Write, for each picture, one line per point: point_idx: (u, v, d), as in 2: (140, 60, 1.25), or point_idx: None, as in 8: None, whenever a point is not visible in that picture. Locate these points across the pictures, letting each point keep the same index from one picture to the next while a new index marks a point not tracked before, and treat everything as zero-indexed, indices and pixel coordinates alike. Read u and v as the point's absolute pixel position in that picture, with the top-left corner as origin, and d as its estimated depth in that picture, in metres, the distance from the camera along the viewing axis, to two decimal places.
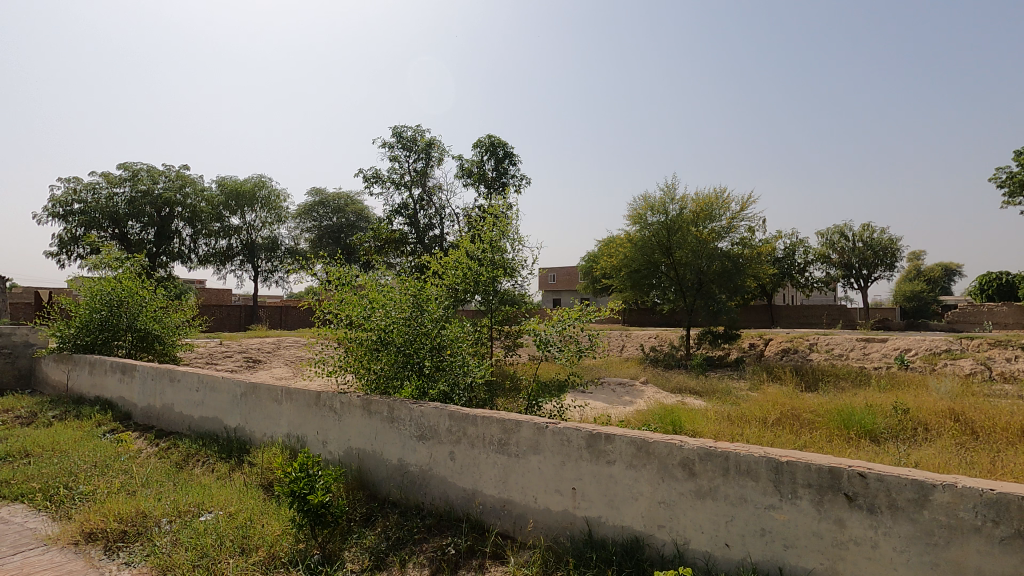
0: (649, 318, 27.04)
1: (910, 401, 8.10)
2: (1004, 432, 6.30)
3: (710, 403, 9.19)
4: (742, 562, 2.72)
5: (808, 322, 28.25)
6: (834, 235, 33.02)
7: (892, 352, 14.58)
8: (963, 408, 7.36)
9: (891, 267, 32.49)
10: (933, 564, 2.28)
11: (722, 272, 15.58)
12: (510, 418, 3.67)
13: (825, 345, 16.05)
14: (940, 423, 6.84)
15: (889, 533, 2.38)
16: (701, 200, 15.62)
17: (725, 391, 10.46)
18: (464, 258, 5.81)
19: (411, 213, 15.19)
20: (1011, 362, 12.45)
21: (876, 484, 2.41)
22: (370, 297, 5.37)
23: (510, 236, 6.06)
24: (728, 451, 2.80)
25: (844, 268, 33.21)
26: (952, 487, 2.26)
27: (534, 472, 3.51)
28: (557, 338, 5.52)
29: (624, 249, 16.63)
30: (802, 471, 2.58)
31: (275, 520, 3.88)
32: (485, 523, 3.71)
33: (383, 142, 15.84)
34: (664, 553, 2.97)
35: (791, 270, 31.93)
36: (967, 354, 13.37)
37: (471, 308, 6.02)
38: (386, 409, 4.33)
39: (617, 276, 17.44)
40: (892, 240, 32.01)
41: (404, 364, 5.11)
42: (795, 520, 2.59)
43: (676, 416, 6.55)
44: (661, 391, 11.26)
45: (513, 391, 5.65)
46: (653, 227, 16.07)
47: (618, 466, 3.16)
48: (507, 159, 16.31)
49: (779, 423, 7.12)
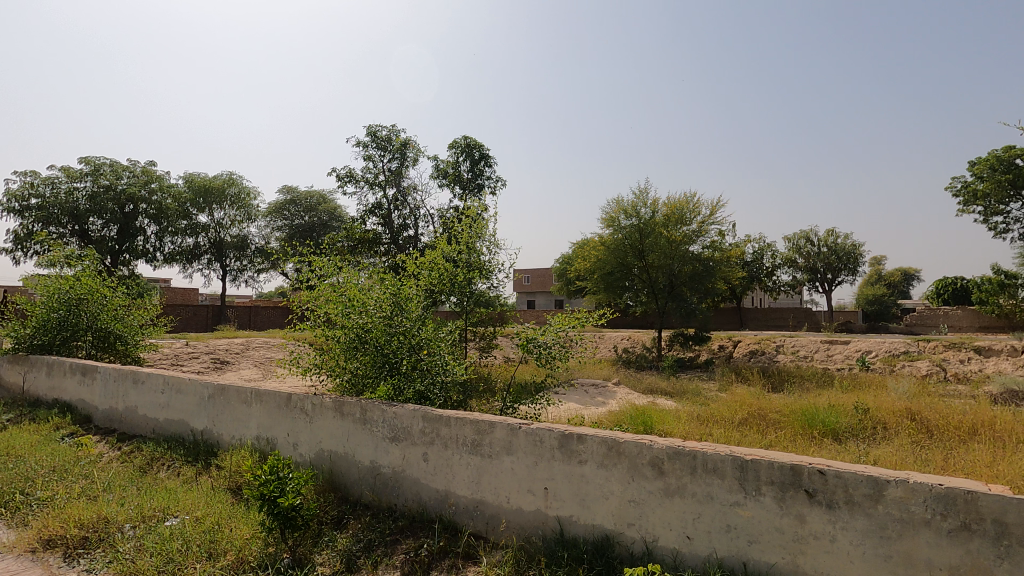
0: (623, 320, 27.41)
1: (869, 401, 8.44)
2: (957, 430, 6.62)
3: (681, 404, 9.36)
4: (707, 557, 2.81)
5: (774, 322, 29.02)
6: (799, 240, 34.05)
7: (853, 353, 15.15)
8: (919, 407, 7.69)
9: (854, 271, 33.54)
10: (886, 556, 2.39)
11: (694, 275, 15.89)
12: (484, 419, 3.70)
13: (791, 346, 16.55)
14: (898, 421, 7.14)
15: (846, 527, 2.48)
16: (673, 204, 15.89)
17: (695, 392, 10.67)
18: (441, 259, 5.81)
19: (385, 213, 15.09)
20: (964, 364, 13.04)
21: (835, 480, 2.51)
22: (349, 294, 5.28)
23: (486, 238, 6.13)
24: (695, 449, 2.89)
25: (809, 272, 34.11)
26: (904, 483, 2.37)
27: (506, 472, 3.55)
28: (546, 342, 5.60)
29: (597, 251, 16.75)
30: (766, 468, 2.67)
31: (244, 523, 3.82)
32: (457, 524, 3.72)
33: (357, 141, 15.73)
34: (633, 551, 3.04)
35: (759, 273, 32.71)
36: (924, 355, 13.93)
37: (446, 310, 6.02)
38: (359, 410, 4.31)
39: (591, 279, 17.64)
40: (854, 244, 33.12)
41: (382, 363, 5.09)
42: (758, 516, 2.68)
43: (647, 417, 6.68)
44: (633, 391, 11.44)
45: (488, 392, 5.73)
46: (626, 230, 16.23)
47: (590, 465, 3.22)
48: (482, 161, 16.36)
49: (746, 422, 7.33)
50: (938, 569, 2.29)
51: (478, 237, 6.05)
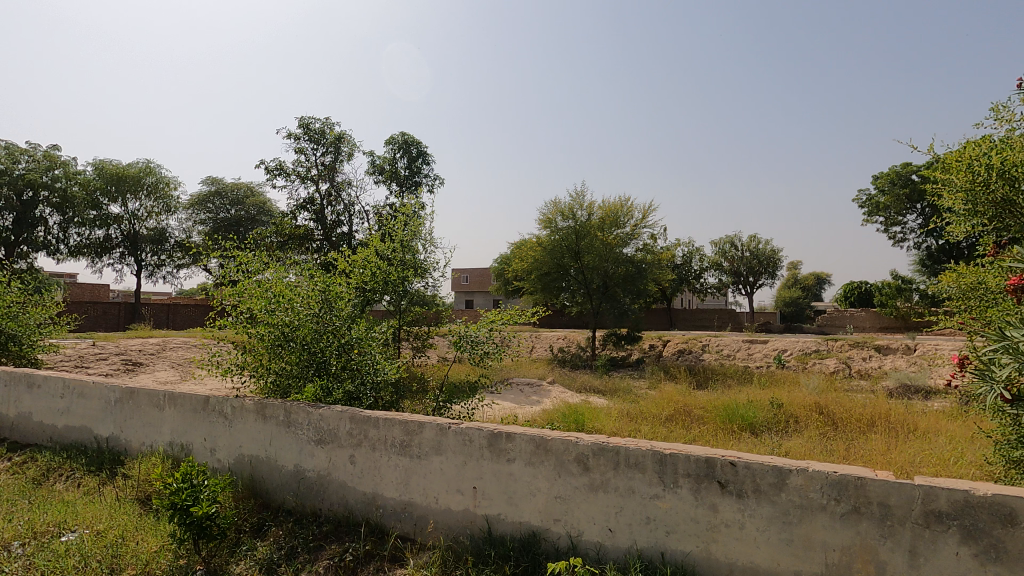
0: (559, 320, 27.88)
1: (783, 397, 9.02)
2: (857, 422, 7.20)
3: (613, 402, 9.65)
4: (629, 549, 2.91)
5: (701, 322, 30.44)
6: (725, 245, 35.91)
7: (771, 352, 16.15)
8: (826, 401, 8.31)
9: (773, 274, 35.72)
10: (788, 540, 2.57)
11: (627, 276, 16.39)
12: (413, 419, 3.66)
13: (715, 346, 17.43)
14: (807, 415, 7.69)
15: (754, 515, 2.64)
16: (608, 207, 16.32)
17: (626, 390, 11.02)
18: (374, 257, 5.66)
19: (318, 208, 14.58)
20: (866, 361, 14.20)
21: (744, 471, 2.67)
22: (274, 290, 5.05)
23: (422, 237, 6.06)
24: (618, 445, 2.98)
25: (733, 275, 36.03)
26: (804, 471, 2.55)
27: (435, 472, 3.52)
28: (480, 341, 5.60)
29: (535, 252, 16.94)
30: (683, 462, 2.80)
31: (152, 536, 3.58)
32: (384, 527, 3.66)
33: (288, 133, 15.11)
34: (559, 546, 3.10)
35: (688, 276, 34.20)
36: (832, 353, 15.05)
37: (380, 309, 5.90)
38: (283, 413, 4.14)
39: (528, 279, 17.82)
40: (774, 250, 35.28)
41: (309, 363, 4.93)
42: (675, 507, 2.81)
43: (579, 414, 6.83)
44: (567, 390, 11.66)
45: (421, 392, 5.67)
46: (563, 231, 16.51)
47: (518, 463, 3.25)
48: (420, 159, 16.14)
49: (672, 418, 7.65)
50: (832, 549, 2.48)
51: (414, 236, 5.95)
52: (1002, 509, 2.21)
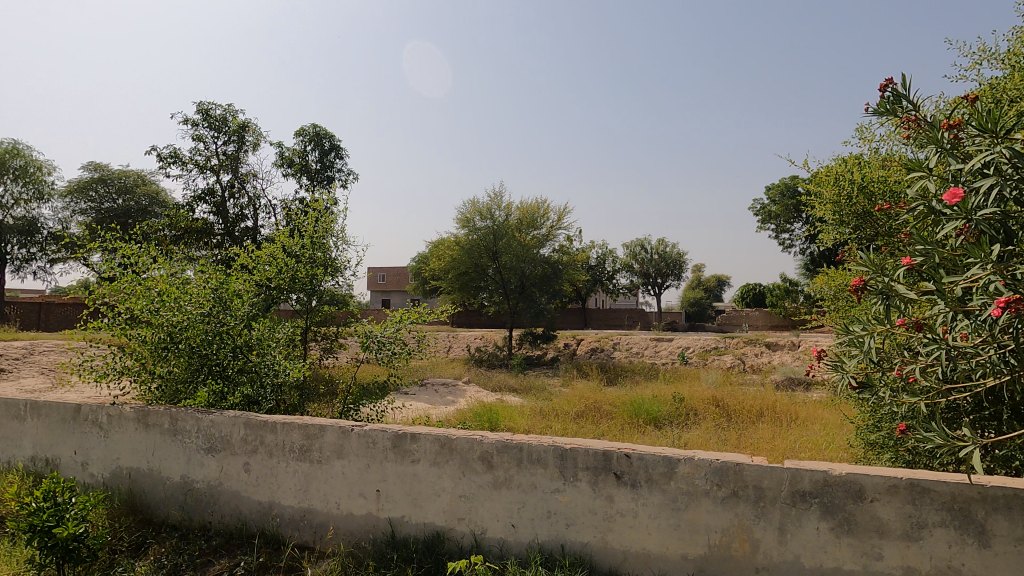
0: (477, 319, 27.93)
1: (684, 391, 9.58)
2: (748, 413, 7.81)
3: (527, 400, 9.81)
4: (530, 543, 2.97)
5: (613, 322, 31.68)
6: (636, 248, 37.65)
7: (675, 349, 17.13)
8: (722, 395, 8.93)
9: (679, 276, 37.87)
10: (677, 525, 2.73)
11: (543, 277, 16.72)
12: (314, 423, 3.51)
13: (625, 344, 18.22)
14: (705, 408, 8.23)
15: (646, 503, 2.79)
16: (525, 208, 16.56)
17: (540, 388, 11.25)
18: (281, 254, 5.32)
19: (219, 200, 13.61)
20: (757, 357, 15.43)
21: (638, 462, 2.80)
22: (160, 288, 4.63)
23: (334, 234, 5.82)
24: (521, 442, 3.03)
25: (643, 276, 37.86)
26: (691, 460, 2.73)
27: (336, 477, 3.40)
28: (389, 341, 5.45)
29: (452, 251, 16.85)
30: (582, 455, 2.90)
31: (5, 564, 3.18)
32: (281, 537, 3.48)
33: (185, 118, 13.97)
34: (462, 545, 3.10)
35: (601, 277, 35.48)
36: (729, 350, 16.22)
37: (287, 308, 5.63)
38: (168, 420, 3.83)
39: (445, 279, 17.69)
40: (680, 253, 37.43)
41: (200, 366, 4.59)
42: (574, 500, 2.90)
43: (493, 413, 6.88)
44: (482, 389, 11.71)
45: (328, 394, 5.47)
46: (480, 231, 16.54)
47: (422, 464, 3.21)
48: (333, 152, 15.53)
49: (583, 414, 7.91)
50: (714, 531, 2.67)
51: (327, 233, 5.70)
52: (854, 486, 2.48)
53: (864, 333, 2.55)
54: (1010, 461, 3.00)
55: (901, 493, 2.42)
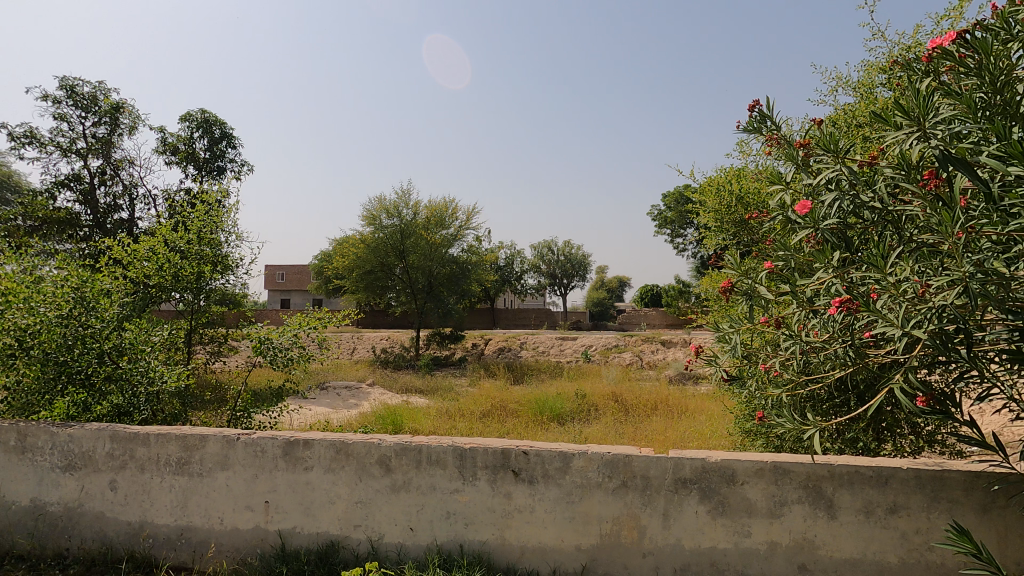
0: (384, 319, 27.24)
1: (586, 388, 9.94)
2: (643, 408, 8.28)
3: (433, 401, 9.71)
4: (428, 545, 2.94)
5: (521, 322, 32.19)
6: (543, 249, 38.61)
7: (579, 348, 17.76)
8: (620, 391, 9.36)
9: (584, 277, 39.26)
10: (571, 517, 2.83)
11: (451, 276, 16.62)
12: (194, 433, 3.24)
13: (532, 343, 18.61)
14: (605, 403, 8.62)
15: (543, 498, 2.86)
16: (433, 207, 16.39)
17: (447, 388, 11.18)
18: (161, 249, 4.82)
19: (86, 188, 12.17)
20: (653, 354, 16.40)
21: (535, 458, 2.87)
22: (5, 287, 4.03)
23: (225, 229, 5.40)
24: (420, 444, 2.99)
25: (550, 277, 38.89)
26: (584, 454, 2.84)
27: (219, 490, 3.16)
28: (283, 345, 5.14)
29: (357, 249, 16.30)
30: (481, 454, 2.92)
31: None
32: (154, 559, 3.18)
33: (44, 93, 12.34)
34: (358, 552, 3.01)
35: (510, 277, 35.94)
36: (628, 348, 17.09)
37: (169, 308, 5.13)
38: (14, 437, 3.36)
39: (349, 278, 17.04)
40: (584, 255, 38.86)
41: (57, 374, 4.06)
42: (473, 499, 2.92)
43: (397, 415, 6.73)
44: (387, 391, 11.43)
45: (214, 401, 5.07)
46: (387, 229, 16.13)
47: (316, 471, 3.07)
48: (224, 141, 14.44)
49: (488, 413, 7.97)
50: (605, 521, 2.80)
51: (216, 227, 5.26)
52: (728, 471, 2.71)
53: (733, 330, 2.83)
54: (854, 441, 3.42)
55: (767, 475, 2.68)
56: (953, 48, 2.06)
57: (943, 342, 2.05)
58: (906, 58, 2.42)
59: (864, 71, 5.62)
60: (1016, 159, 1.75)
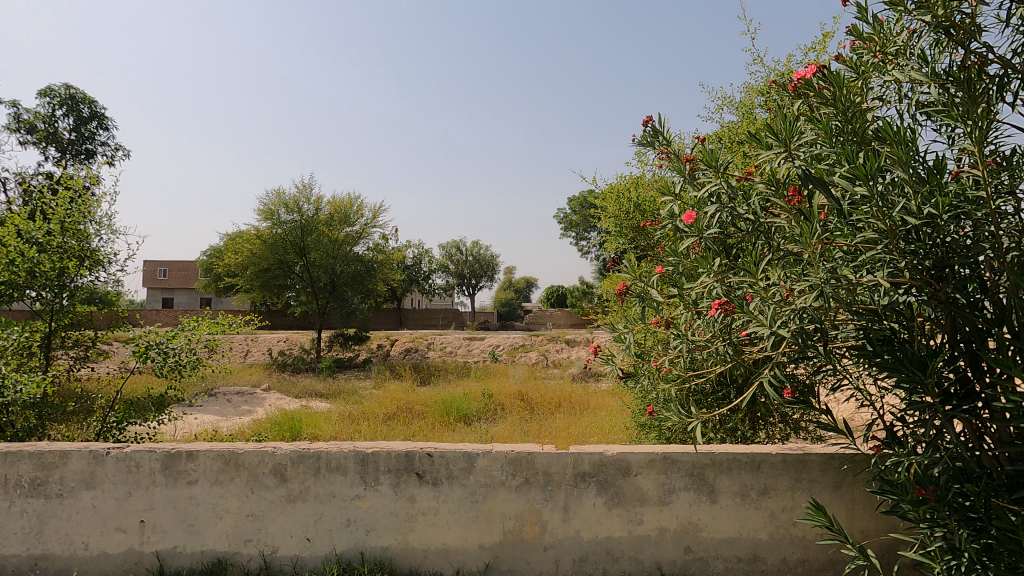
0: (282, 320, 25.73)
1: (493, 388, 10.03)
2: (548, 405, 8.50)
3: (335, 404, 9.32)
4: (327, 556, 2.83)
5: (428, 322, 31.80)
6: (451, 249, 38.45)
7: (487, 348, 17.89)
8: (526, 389, 9.55)
9: (492, 278, 39.54)
10: (475, 517, 2.85)
11: (355, 275, 16.03)
12: (52, 449, 2.87)
13: (439, 343, 18.46)
14: (511, 402, 8.75)
15: (446, 499, 2.86)
16: (337, 203, 15.76)
17: (350, 391, 10.79)
18: (14, 241, 4.23)
19: None
20: (558, 353, 16.90)
21: (439, 460, 2.86)
22: None
23: (95, 219, 4.83)
24: (319, 450, 2.87)
25: (458, 277, 38.81)
26: (488, 454, 2.87)
27: (84, 512, 2.84)
28: (171, 348, 4.70)
29: (252, 246, 15.30)
30: (384, 458, 2.85)
31: None
32: None
33: None
34: (249, 569, 2.83)
35: (417, 277, 35.36)
36: (534, 347, 17.48)
37: (24, 308, 4.52)
38: None
39: (242, 276, 15.91)
40: (493, 255, 39.17)
41: None
42: (375, 505, 2.85)
43: (295, 421, 6.38)
44: (285, 396, 10.80)
45: (80, 412, 4.53)
46: (286, 225, 15.25)
47: (201, 485, 2.85)
48: (94, 121, 12.94)
49: (394, 416, 7.79)
50: (508, 518, 2.85)
51: (85, 217, 4.70)
52: (623, 463, 2.86)
53: (627, 330, 3.01)
54: (734, 430, 3.75)
55: (657, 465, 2.86)
56: (813, 79, 2.32)
57: (804, 340, 2.32)
58: (776, 85, 2.69)
59: (746, 93, 6.18)
60: (860, 180, 2.02)
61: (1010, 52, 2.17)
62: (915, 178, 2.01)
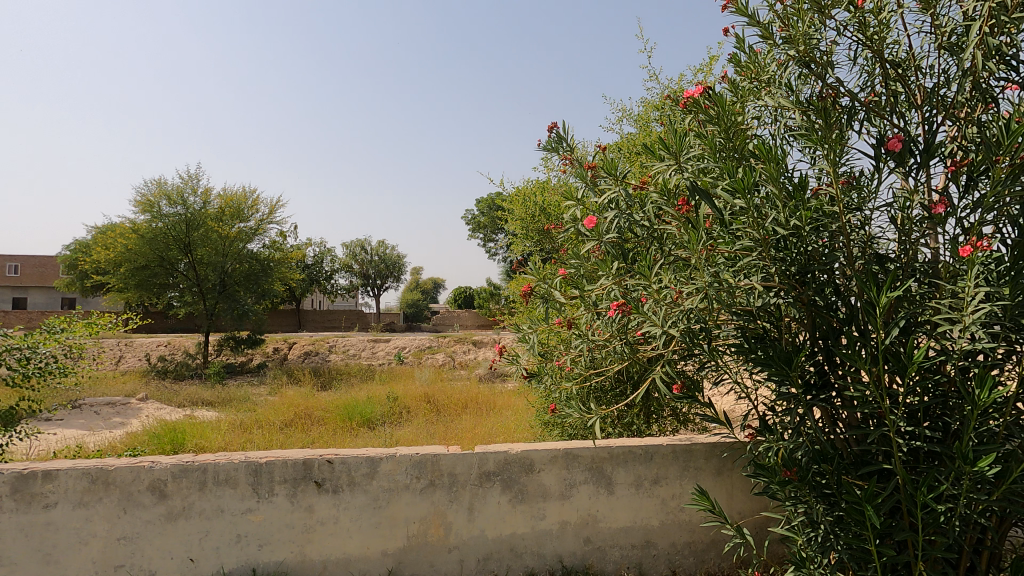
0: (163, 323, 23.45)
1: (398, 391, 9.82)
2: (454, 407, 8.47)
3: (225, 413, 8.66)
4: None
5: (330, 324, 30.46)
6: (355, 248, 37.17)
7: (392, 350, 17.48)
8: (432, 392, 9.45)
9: (398, 279, 38.69)
10: (378, 523, 2.78)
11: (248, 274, 14.99)
12: None
13: (342, 346, 17.76)
14: (417, 405, 8.62)
15: (347, 507, 2.76)
16: (229, 197, 14.61)
17: (242, 398, 10.07)
18: None
19: None
20: (465, 354, 16.90)
21: (339, 467, 2.75)
22: None
23: None
24: (205, 462, 2.66)
25: (362, 277, 37.56)
26: (392, 458, 2.81)
27: None
28: (26, 353, 4.13)
29: (127, 241, 13.87)
30: (279, 468, 2.70)
31: None
32: None
33: None
34: None
35: (318, 277, 33.74)
36: (441, 349, 17.34)
37: None
38: None
39: (115, 274, 14.31)
40: (399, 256, 38.34)
41: None
42: (268, 517, 2.69)
43: (176, 432, 5.85)
44: (165, 406, 9.85)
45: None
46: (168, 219, 13.88)
47: (62, 508, 2.54)
48: None
49: (291, 423, 7.38)
50: (412, 522, 2.81)
51: None
52: (527, 461, 2.93)
53: (531, 330, 3.11)
54: (630, 424, 3.97)
55: (559, 461, 2.96)
56: (700, 99, 2.52)
57: (691, 338, 2.51)
58: (669, 101, 2.89)
59: (643, 108, 6.57)
60: (739, 193, 2.22)
61: (858, 87, 2.49)
62: (784, 193, 2.24)
